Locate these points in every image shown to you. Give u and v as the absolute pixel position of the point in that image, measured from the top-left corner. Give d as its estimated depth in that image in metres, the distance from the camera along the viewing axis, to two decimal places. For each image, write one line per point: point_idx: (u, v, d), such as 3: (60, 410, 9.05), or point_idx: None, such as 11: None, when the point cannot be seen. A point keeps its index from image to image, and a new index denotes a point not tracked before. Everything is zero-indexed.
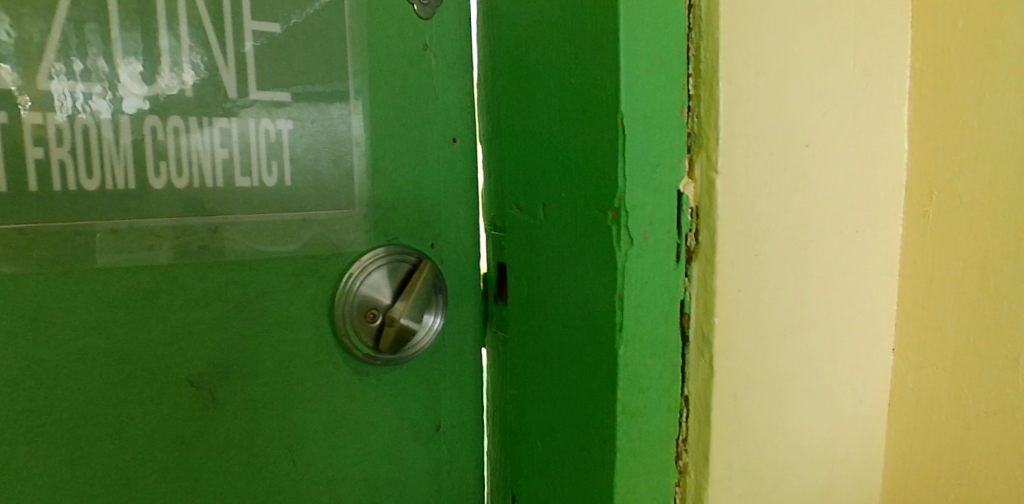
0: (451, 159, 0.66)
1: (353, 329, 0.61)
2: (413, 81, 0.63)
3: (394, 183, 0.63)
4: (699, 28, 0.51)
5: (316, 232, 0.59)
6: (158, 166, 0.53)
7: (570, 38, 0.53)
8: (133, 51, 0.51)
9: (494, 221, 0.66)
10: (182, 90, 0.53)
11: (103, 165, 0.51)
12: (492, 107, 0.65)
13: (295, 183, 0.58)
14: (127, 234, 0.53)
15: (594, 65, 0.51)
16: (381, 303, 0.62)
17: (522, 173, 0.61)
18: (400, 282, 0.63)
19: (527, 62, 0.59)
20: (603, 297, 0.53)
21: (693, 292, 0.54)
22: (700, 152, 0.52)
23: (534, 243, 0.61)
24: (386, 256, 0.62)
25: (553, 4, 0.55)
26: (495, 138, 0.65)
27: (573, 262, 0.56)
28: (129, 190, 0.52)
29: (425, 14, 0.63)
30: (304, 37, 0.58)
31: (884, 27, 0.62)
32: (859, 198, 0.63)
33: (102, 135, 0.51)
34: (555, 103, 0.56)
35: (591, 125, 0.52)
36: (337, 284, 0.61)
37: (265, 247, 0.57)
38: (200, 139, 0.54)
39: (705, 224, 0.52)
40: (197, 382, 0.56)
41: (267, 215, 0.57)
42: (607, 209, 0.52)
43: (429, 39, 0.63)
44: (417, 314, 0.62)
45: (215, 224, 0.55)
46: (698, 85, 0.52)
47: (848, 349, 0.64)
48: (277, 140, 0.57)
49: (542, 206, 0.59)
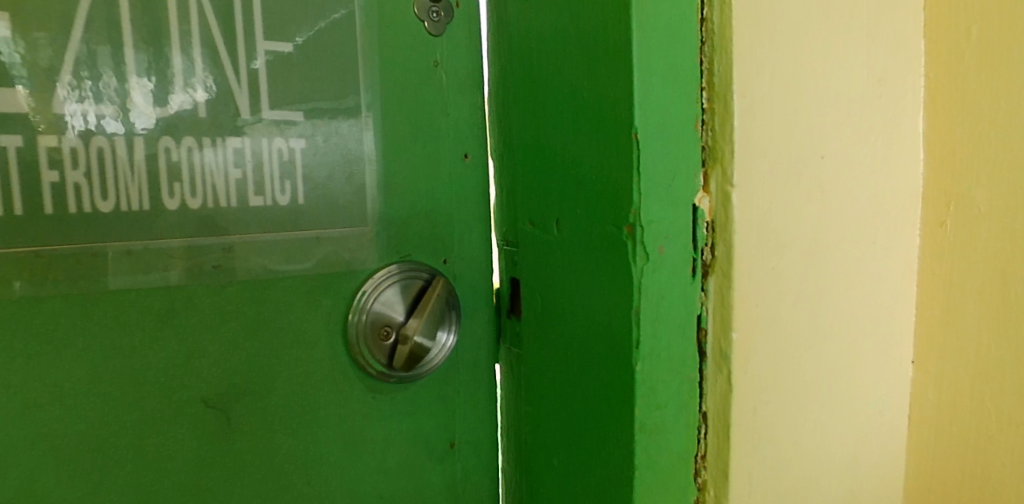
0: (464, 175, 0.66)
1: (367, 347, 0.61)
2: (425, 98, 0.63)
3: (407, 200, 0.63)
4: (712, 42, 0.51)
5: (329, 250, 0.59)
6: (172, 186, 0.53)
7: (584, 52, 0.53)
8: (147, 73, 0.52)
9: (506, 237, 0.66)
10: (195, 110, 0.53)
11: (118, 187, 0.51)
12: (503, 122, 0.65)
13: (308, 202, 0.58)
14: (141, 255, 0.53)
15: (607, 81, 0.51)
16: (395, 320, 0.62)
17: (535, 188, 0.61)
18: (413, 299, 0.63)
19: (539, 78, 0.59)
20: (619, 312, 0.53)
21: (710, 307, 0.53)
22: (716, 166, 0.52)
23: (548, 258, 0.60)
24: (399, 273, 0.62)
25: (565, 18, 0.55)
26: (507, 152, 0.65)
27: (588, 278, 0.56)
28: (144, 211, 0.52)
29: (436, 31, 0.63)
30: (316, 56, 0.58)
31: (897, 36, 0.62)
32: (876, 210, 0.62)
33: (117, 157, 0.51)
34: (567, 118, 0.56)
35: (605, 140, 0.52)
36: (351, 303, 0.61)
37: (279, 266, 0.57)
38: (213, 158, 0.54)
39: (722, 238, 0.52)
40: (211, 403, 0.56)
41: (281, 233, 0.57)
42: (622, 224, 0.51)
43: (440, 56, 0.63)
44: (431, 332, 0.62)
45: (228, 243, 0.55)
46: (712, 99, 0.51)
47: (867, 362, 0.64)
48: (291, 158, 0.57)
49: (555, 221, 0.59)
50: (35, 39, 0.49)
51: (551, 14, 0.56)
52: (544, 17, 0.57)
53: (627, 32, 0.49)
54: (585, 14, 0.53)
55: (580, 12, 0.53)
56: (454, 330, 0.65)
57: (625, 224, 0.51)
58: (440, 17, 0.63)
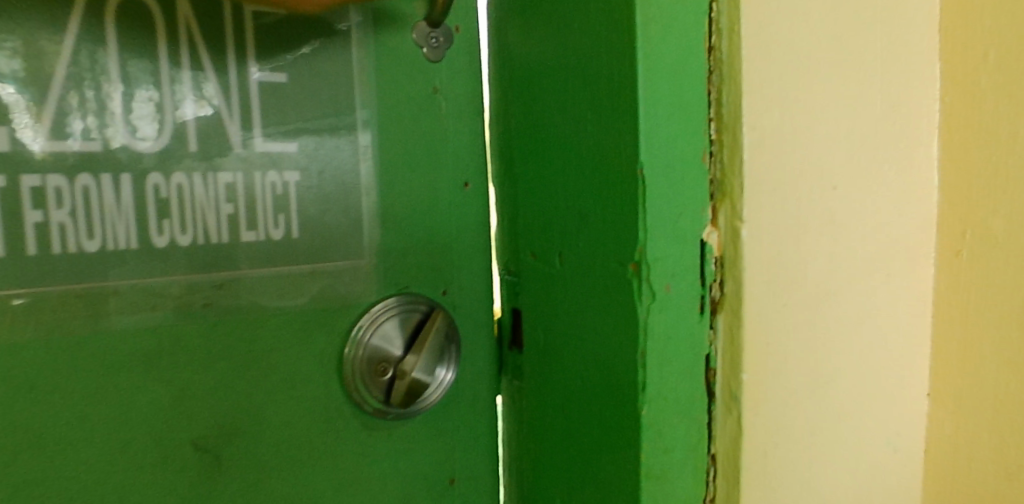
0: (464, 204, 0.64)
1: (363, 384, 0.59)
2: (424, 126, 0.61)
3: (406, 230, 0.61)
4: (720, 72, 0.49)
5: (325, 284, 0.58)
6: (161, 224, 0.51)
7: (587, 82, 0.51)
8: (136, 107, 0.50)
9: (507, 266, 0.64)
10: (185, 143, 0.52)
11: (105, 226, 0.50)
12: (504, 149, 0.63)
13: (303, 235, 0.56)
14: (128, 295, 0.51)
15: (611, 114, 0.49)
16: (392, 355, 0.60)
17: (536, 218, 0.59)
18: (411, 333, 0.61)
19: (540, 106, 0.57)
20: (624, 353, 0.50)
21: (719, 346, 0.51)
22: (724, 200, 0.50)
23: (550, 292, 0.58)
24: (397, 306, 0.60)
25: (567, 46, 0.53)
26: (509, 180, 0.63)
27: (591, 315, 0.53)
28: (130, 250, 0.51)
29: (435, 57, 0.61)
30: (310, 86, 0.56)
31: (912, 61, 0.60)
32: (890, 241, 0.60)
33: (103, 196, 0.49)
34: (570, 149, 0.54)
35: (608, 174, 0.50)
36: (347, 338, 0.59)
37: (273, 302, 0.56)
38: (205, 194, 0.53)
39: (731, 275, 0.50)
40: (202, 445, 0.54)
41: (276, 268, 0.56)
42: (627, 261, 0.49)
43: (440, 82, 0.62)
44: (430, 367, 0.60)
45: (219, 280, 0.54)
46: (720, 130, 0.49)
47: (880, 396, 0.61)
48: (284, 191, 0.56)
49: (557, 254, 0.57)
50: (17, 71, 0.47)
51: (552, 41, 0.55)
52: (545, 44, 0.56)
53: (630, 63, 0.47)
54: (587, 44, 0.51)
55: (582, 42, 0.51)
56: (453, 365, 0.63)
57: (629, 262, 0.49)
58: (439, 43, 0.61)
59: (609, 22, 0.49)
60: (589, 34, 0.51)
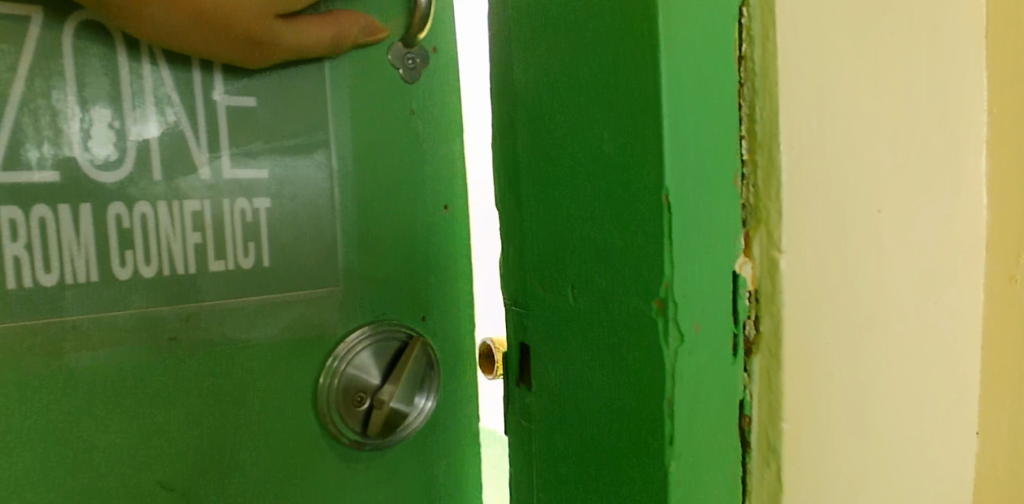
0: (440, 224, 0.80)
1: (338, 415, 0.73)
2: (399, 151, 0.76)
3: (383, 241, 0.76)
4: (753, 83, 0.43)
5: (297, 314, 0.71)
6: (125, 255, 0.61)
7: (600, 96, 0.46)
8: (104, 145, 0.60)
9: (514, 297, 0.58)
10: (156, 182, 0.62)
11: (60, 261, 0.58)
12: (506, 169, 0.57)
13: (271, 260, 0.69)
14: (85, 329, 0.60)
15: (627, 133, 0.44)
16: (367, 386, 0.75)
17: (543, 247, 0.53)
18: (388, 363, 0.77)
19: (543, 124, 0.52)
20: (647, 401, 0.44)
21: (755, 391, 0.45)
22: (759, 227, 0.44)
23: (561, 328, 0.52)
24: (369, 343, 0.75)
25: (576, 57, 0.48)
26: (512, 203, 0.57)
27: (608, 355, 0.47)
28: (91, 281, 0.60)
29: (411, 78, 0.77)
30: (278, 119, 0.68)
31: (957, 68, 0.54)
32: (938, 269, 0.54)
33: (59, 230, 0.58)
34: (582, 171, 0.48)
35: (626, 199, 0.44)
36: (320, 370, 0.73)
37: (245, 332, 0.68)
38: (170, 223, 0.63)
39: (768, 311, 0.44)
40: (169, 486, 0.65)
41: (245, 298, 0.68)
42: (651, 297, 0.43)
43: (415, 105, 0.77)
44: (404, 392, 0.76)
45: (184, 311, 0.65)
46: (754, 149, 0.44)
47: (929, 439, 0.55)
48: (254, 218, 0.68)
49: (571, 286, 0.51)
50: None
51: (555, 55, 0.50)
52: (548, 57, 0.50)
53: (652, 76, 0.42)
54: (602, 54, 0.45)
55: (596, 52, 0.46)
56: (431, 378, 0.80)
57: (653, 301, 0.43)
58: (414, 64, 0.77)
59: (623, 32, 0.44)
60: (603, 45, 0.45)
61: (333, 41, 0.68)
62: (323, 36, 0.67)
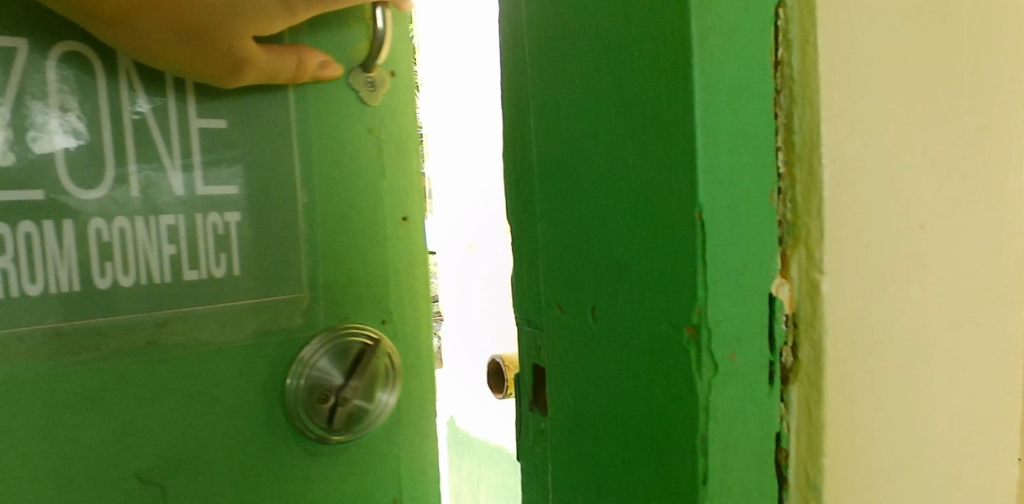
0: (399, 233, 0.98)
1: (306, 409, 0.89)
2: (363, 175, 0.93)
3: (351, 242, 0.93)
4: (790, 90, 0.40)
5: (268, 315, 0.87)
6: (104, 267, 0.76)
7: (622, 105, 0.43)
8: (92, 179, 0.74)
9: (527, 317, 0.55)
10: (130, 199, 0.77)
11: (44, 271, 0.72)
12: (520, 182, 0.54)
13: (241, 271, 0.84)
14: (64, 335, 0.74)
15: (649, 145, 0.41)
16: (329, 385, 0.90)
17: (556, 265, 0.50)
18: (346, 370, 0.92)
19: (555, 138, 0.49)
20: (677, 436, 0.41)
21: (793, 424, 0.42)
22: (798, 246, 0.41)
23: (578, 351, 0.49)
24: (321, 351, 0.90)
25: (595, 65, 0.44)
26: (525, 217, 0.54)
27: (630, 383, 0.44)
28: (72, 288, 0.74)
29: (371, 100, 0.94)
30: (226, 146, 0.83)
31: (1008, 73, 0.50)
32: (987, 289, 0.50)
33: (46, 244, 0.72)
34: (602, 185, 0.45)
35: (654, 216, 0.41)
36: (298, 375, 0.89)
37: (218, 333, 0.83)
38: (150, 238, 0.78)
39: (808, 337, 0.41)
40: (145, 476, 0.80)
41: (216, 303, 0.83)
42: (682, 324, 0.40)
43: (372, 122, 0.94)
44: (357, 393, 0.91)
45: (159, 317, 0.79)
46: (791, 162, 0.41)
47: (979, 473, 0.51)
48: (226, 230, 0.83)
49: (590, 308, 0.47)
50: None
51: (566, 65, 0.47)
52: (558, 67, 0.48)
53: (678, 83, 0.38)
54: (619, 62, 0.42)
55: (613, 60, 0.43)
56: (384, 380, 0.95)
57: (683, 325, 0.40)
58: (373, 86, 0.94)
59: (642, 40, 0.41)
60: (621, 53, 0.42)
61: (295, 66, 0.83)
62: (289, 65, 0.83)
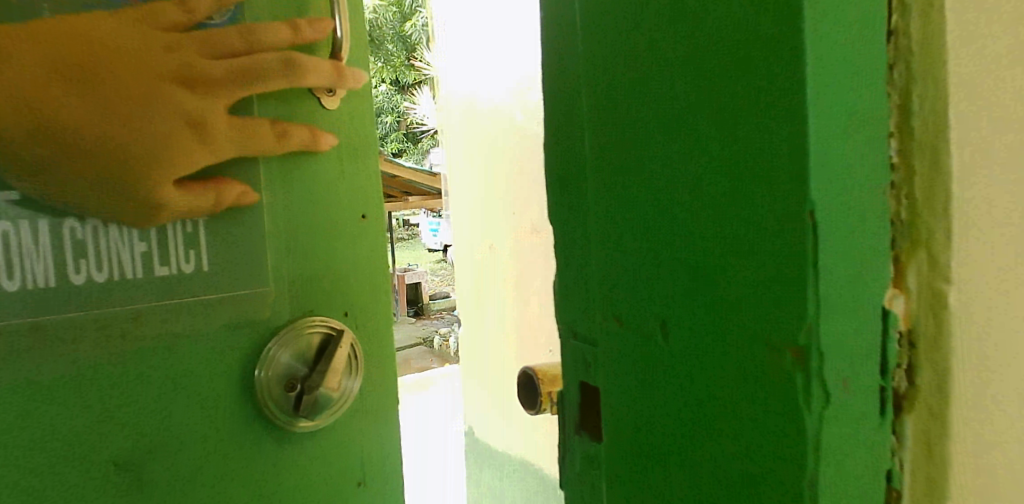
0: (360, 233, 0.75)
1: (274, 399, 0.67)
2: (320, 169, 0.71)
3: (309, 245, 0.71)
4: (907, 64, 0.34)
5: (237, 311, 0.66)
6: (78, 263, 0.57)
7: (704, 82, 0.36)
8: None
9: (575, 329, 0.50)
10: None
11: (22, 267, 0.55)
12: (572, 174, 0.48)
13: (213, 267, 0.64)
14: (45, 329, 0.56)
15: (737, 128, 0.34)
16: (299, 372, 0.68)
17: (612, 271, 0.44)
18: (317, 352, 0.70)
19: (609, 128, 0.43)
20: (778, 478, 0.34)
21: (907, 461, 0.35)
22: (918, 250, 0.34)
23: (643, 371, 0.42)
24: (287, 333, 0.68)
25: (669, 35, 0.38)
26: (576, 215, 0.48)
27: (714, 412, 0.37)
28: (51, 288, 0.56)
29: (330, 104, 0.71)
30: None
31: None
32: None
33: (20, 239, 0.55)
34: (676, 177, 0.38)
35: (750, 214, 0.34)
36: (255, 358, 0.67)
37: (183, 329, 0.63)
38: (120, 235, 0.59)
39: (927, 358, 0.34)
40: (122, 465, 0.61)
41: (189, 298, 0.63)
42: (786, 346, 0.33)
43: (335, 124, 0.72)
44: (331, 382, 0.68)
45: (136, 311, 0.61)
46: (907, 150, 0.34)
47: None
48: (194, 229, 0.62)
49: (660, 321, 0.40)
50: None
51: (627, 43, 0.41)
52: (619, 46, 0.41)
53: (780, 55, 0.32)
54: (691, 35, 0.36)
55: (689, 29, 0.36)
56: (353, 372, 0.73)
57: (784, 342, 0.33)
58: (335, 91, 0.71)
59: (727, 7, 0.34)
60: (695, 24, 0.36)
61: (213, 203, 0.61)
62: (203, 203, 0.61)
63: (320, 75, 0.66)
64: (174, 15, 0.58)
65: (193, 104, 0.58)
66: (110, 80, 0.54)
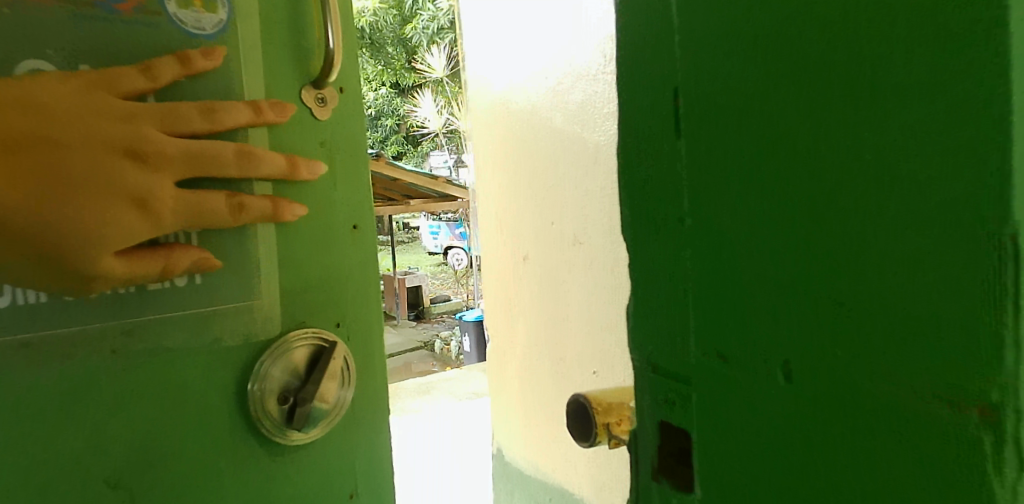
0: (350, 243, 0.78)
1: (267, 412, 0.71)
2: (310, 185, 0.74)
3: (298, 253, 0.73)
4: None
5: (229, 321, 0.69)
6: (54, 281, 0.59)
7: (856, 105, 0.33)
8: None
9: (655, 364, 0.48)
10: None
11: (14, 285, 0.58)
12: (666, 200, 0.45)
13: (204, 279, 0.67)
14: (38, 345, 0.59)
15: (904, 154, 0.31)
16: (289, 386, 0.72)
17: (700, 303, 0.43)
18: (309, 365, 0.73)
19: (732, 155, 0.40)
20: None
21: None
22: None
23: (766, 414, 0.40)
24: (277, 348, 0.71)
25: (806, 56, 0.35)
26: (669, 244, 0.45)
27: (866, 461, 0.35)
28: (39, 302, 0.59)
29: (321, 114, 0.75)
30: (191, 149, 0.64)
31: None
32: None
33: None
34: (816, 210, 0.35)
35: (923, 248, 0.31)
36: (247, 374, 0.70)
37: (185, 339, 0.67)
38: None
39: None
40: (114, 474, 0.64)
41: (187, 310, 0.67)
42: (973, 395, 0.30)
43: (326, 136, 0.75)
44: (322, 395, 0.72)
45: (127, 326, 0.64)
46: None
47: None
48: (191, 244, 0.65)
49: (789, 363, 0.38)
50: None
51: (753, 59, 0.38)
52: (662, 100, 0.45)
53: (908, 90, 0.31)
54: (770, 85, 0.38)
55: (836, 47, 0.34)
56: (344, 383, 0.76)
57: (927, 373, 0.31)
58: (326, 102, 0.75)
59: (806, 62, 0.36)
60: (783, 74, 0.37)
61: (161, 271, 0.62)
62: (147, 270, 0.61)
63: (271, 166, 0.67)
64: (136, 83, 0.60)
65: (139, 182, 0.58)
66: (64, 157, 0.55)
